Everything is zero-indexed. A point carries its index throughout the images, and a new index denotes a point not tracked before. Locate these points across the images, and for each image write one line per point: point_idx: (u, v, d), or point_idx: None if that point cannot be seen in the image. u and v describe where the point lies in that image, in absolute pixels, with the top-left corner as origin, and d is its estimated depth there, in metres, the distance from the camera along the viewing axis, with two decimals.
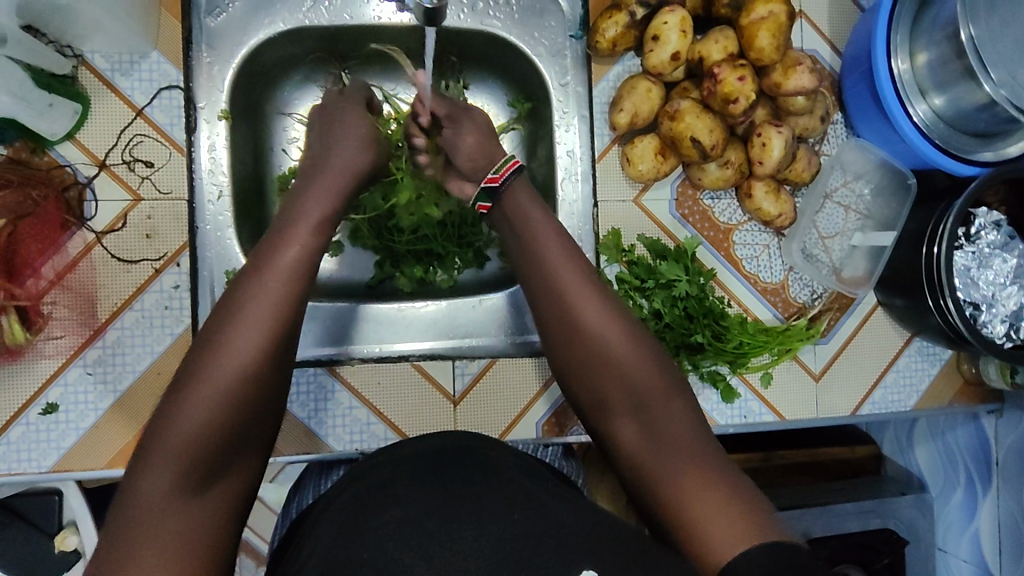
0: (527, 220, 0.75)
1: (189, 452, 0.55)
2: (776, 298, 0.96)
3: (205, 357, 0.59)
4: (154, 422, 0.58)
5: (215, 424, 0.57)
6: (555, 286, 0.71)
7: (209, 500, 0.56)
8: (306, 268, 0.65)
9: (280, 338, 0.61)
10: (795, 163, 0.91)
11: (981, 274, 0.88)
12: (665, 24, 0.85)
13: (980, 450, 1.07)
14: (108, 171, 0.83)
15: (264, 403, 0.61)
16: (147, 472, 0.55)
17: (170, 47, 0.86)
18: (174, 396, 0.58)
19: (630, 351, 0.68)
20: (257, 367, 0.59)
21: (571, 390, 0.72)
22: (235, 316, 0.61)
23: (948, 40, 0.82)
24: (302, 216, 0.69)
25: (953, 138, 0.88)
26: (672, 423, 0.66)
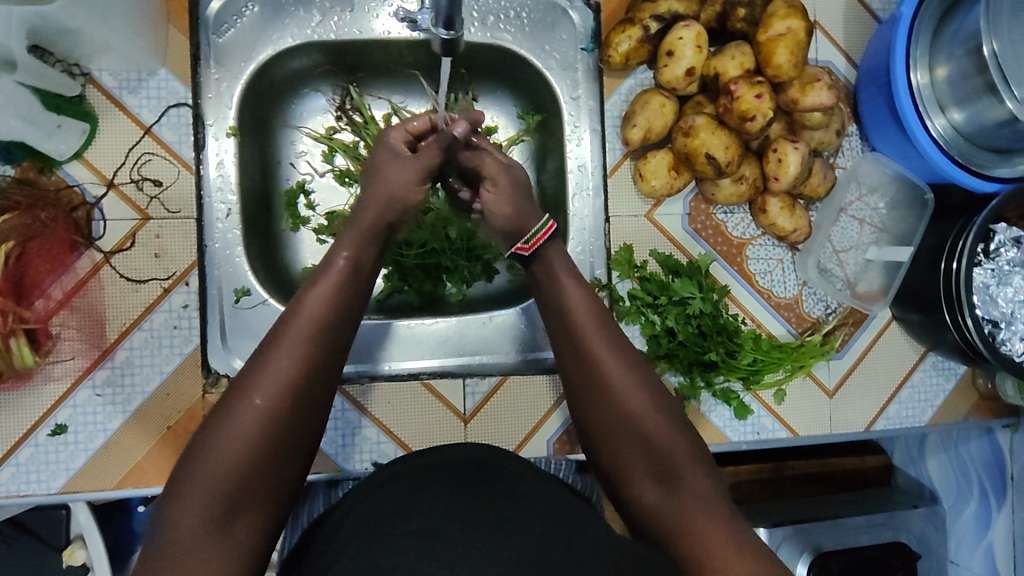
0: (555, 281, 0.75)
1: (217, 482, 0.53)
2: (790, 313, 0.95)
3: (239, 387, 0.58)
4: (184, 457, 0.56)
5: (247, 454, 0.55)
6: (575, 331, 0.71)
7: (236, 535, 0.53)
8: (342, 301, 0.64)
9: (317, 371, 0.60)
10: (811, 178, 0.90)
11: (1001, 290, 0.86)
12: (680, 40, 0.84)
13: (994, 464, 1.10)
14: (116, 190, 0.82)
15: (297, 434, 0.58)
16: (179, 504, 0.53)
17: (179, 65, 0.84)
18: (208, 429, 0.56)
19: (653, 415, 0.67)
20: (289, 403, 0.57)
21: (595, 456, 0.70)
22: (276, 352, 0.59)
23: (970, 55, 0.81)
24: (352, 256, 0.69)
25: (972, 154, 0.87)
26: (698, 492, 0.64)
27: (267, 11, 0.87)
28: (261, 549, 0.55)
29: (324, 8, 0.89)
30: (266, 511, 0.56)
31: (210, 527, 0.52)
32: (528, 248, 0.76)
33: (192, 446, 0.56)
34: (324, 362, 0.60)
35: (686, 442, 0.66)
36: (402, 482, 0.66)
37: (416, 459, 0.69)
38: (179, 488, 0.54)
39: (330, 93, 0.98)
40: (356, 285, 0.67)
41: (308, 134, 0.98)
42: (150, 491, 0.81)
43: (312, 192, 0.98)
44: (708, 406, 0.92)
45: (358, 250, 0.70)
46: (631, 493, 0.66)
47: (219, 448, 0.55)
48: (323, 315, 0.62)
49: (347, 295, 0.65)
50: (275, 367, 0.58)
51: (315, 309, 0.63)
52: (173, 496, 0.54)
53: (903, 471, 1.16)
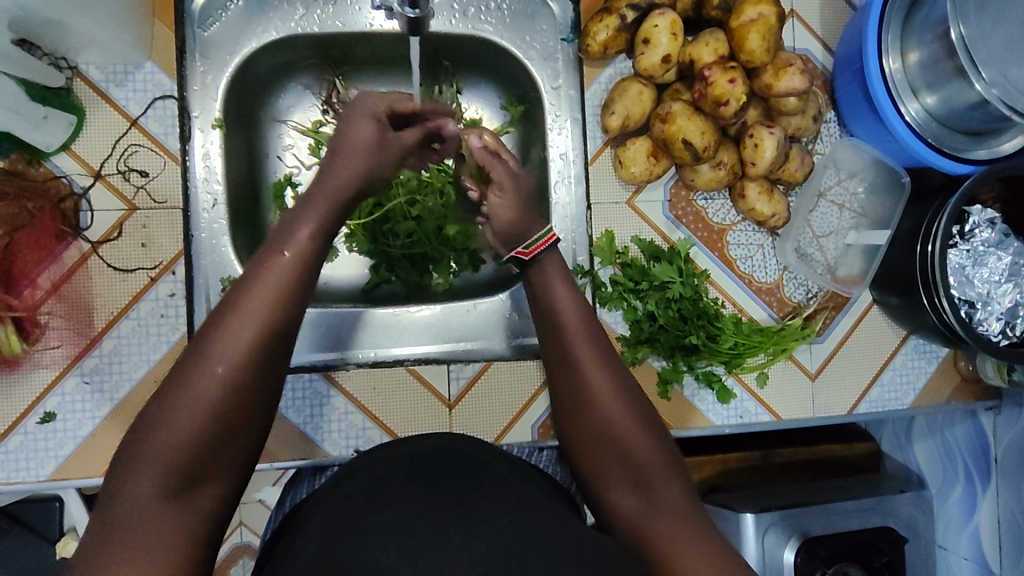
0: (548, 287, 0.75)
1: (173, 452, 0.53)
2: (771, 297, 0.96)
3: (197, 353, 0.56)
4: (140, 423, 0.55)
5: (202, 425, 0.55)
6: (562, 340, 0.71)
7: (195, 505, 0.55)
8: (305, 268, 0.62)
9: (275, 339, 0.58)
10: (789, 163, 0.91)
11: (977, 272, 0.88)
12: (655, 27, 0.85)
13: (979, 447, 1.08)
14: (104, 181, 0.84)
15: (257, 403, 0.58)
16: (137, 475, 0.53)
17: (164, 57, 0.86)
18: (166, 398, 0.55)
19: (632, 426, 0.67)
20: (249, 376, 0.57)
21: (575, 464, 0.71)
22: (233, 320, 0.57)
23: (939, 39, 0.82)
24: (318, 228, 0.64)
25: (946, 137, 0.88)
26: (674, 502, 0.64)
27: (252, 5, 0.89)
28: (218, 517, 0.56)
29: (307, 2, 0.91)
30: (224, 479, 0.57)
31: (168, 499, 0.53)
32: (529, 254, 0.77)
33: (148, 413, 0.56)
34: (283, 333, 0.59)
35: (665, 455, 0.67)
36: (382, 468, 0.67)
37: (397, 445, 0.71)
38: (135, 455, 0.54)
39: (316, 87, 0.99)
40: (318, 253, 0.64)
41: (295, 127, 0.99)
42: None
43: (298, 184, 0.99)
44: (691, 390, 0.93)
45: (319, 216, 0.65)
46: (609, 502, 0.67)
47: (177, 417, 0.54)
48: (284, 283, 0.60)
49: (308, 260, 0.62)
50: (230, 339, 0.56)
51: (269, 274, 0.60)
52: (128, 461, 0.54)
53: (892, 457, 1.18)
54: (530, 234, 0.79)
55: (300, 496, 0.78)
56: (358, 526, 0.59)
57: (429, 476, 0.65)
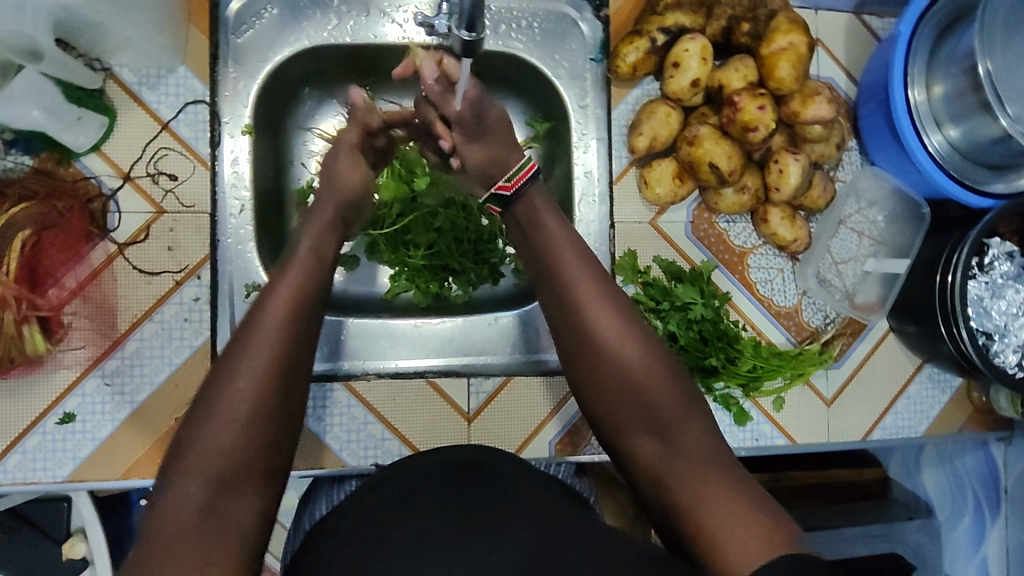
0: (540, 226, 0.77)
1: (211, 464, 0.55)
2: (790, 321, 0.97)
3: (218, 372, 0.59)
4: (177, 447, 0.57)
5: (237, 436, 0.56)
6: (570, 300, 0.72)
7: (231, 519, 0.54)
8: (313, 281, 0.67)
9: (289, 351, 0.61)
10: (811, 189, 0.92)
11: (995, 303, 0.88)
12: (686, 52, 0.86)
13: (989, 477, 1.11)
14: (132, 183, 0.84)
15: (288, 415, 0.60)
16: (175, 491, 0.54)
17: (197, 63, 0.86)
18: (199, 417, 0.58)
19: (652, 375, 0.69)
20: (276, 387, 0.59)
21: (587, 411, 0.72)
22: (250, 335, 0.61)
23: (965, 73, 0.83)
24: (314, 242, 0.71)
25: (968, 170, 0.89)
26: (694, 443, 0.67)
27: (285, 14, 0.89)
28: (258, 531, 0.56)
29: (340, 13, 0.91)
30: (259, 494, 0.57)
31: (206, 512, 0.54)
32: (510, 186, 0.78)
33: (180, 438, 0.58)
34: (300, 348, 0.62)
35: (681, 399, 0.69)
36: (408, 478, 0.67)
37: (421, 457, 0.71)
38: (175, 474, 0.55)
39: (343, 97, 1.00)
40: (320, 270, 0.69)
41: (319, 135, 0.99)
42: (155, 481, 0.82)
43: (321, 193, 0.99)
44: None
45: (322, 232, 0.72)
46: (627, 450, 0.69)
47: (208, 435, 0.56)
48: (289, 304, 0.64)
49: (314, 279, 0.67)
50: (247, 355, 0.59)
51: (279, 296, 0.64)
52: (168, 482, 0.55)
53: (900, 484, 1.15)
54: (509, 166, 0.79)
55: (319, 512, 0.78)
56: (392, 538, 0.59)
57: (457, 487, 0.65)
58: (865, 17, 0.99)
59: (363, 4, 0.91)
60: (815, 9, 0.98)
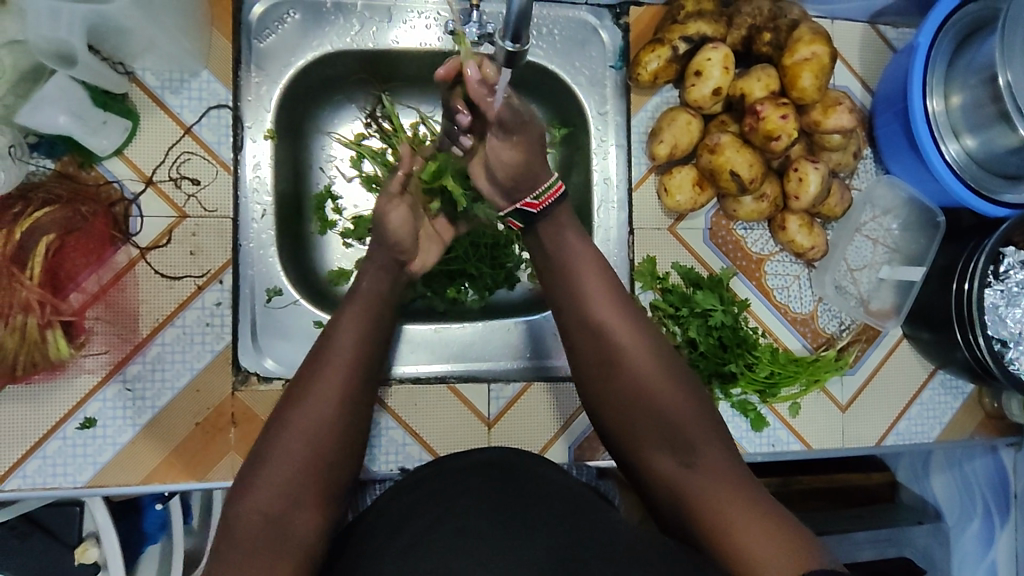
0: (558, 238, 0.77)
1: (285, 472, 0.61)
2: (806, 328, 0.98)
3: (293, 395, 0.66)
4: (253, 456, 0.63)
5: (308, 448, 0.62)
6: (587, 316, 0.73)
7: (298, 525, 0.59)
8: (382, 311, 0.75)
9: (358, 379, 0.68)
10: (830, 198, 0.93)
11: (1010, 311, 0.90)
12: (709, 61, 0.87)
13: (999, 482, 1.12)
14: (155, 188, 0.83)
15: (355, 430, 0.66)
16: (250, 496, 0.60)
17: (220, 67, 0.86)
18: (274, 428, 0.64)
19: (670, 391, 0.70)
20: (346, 405, 0.65)
21: (602, 424, 0.73)
22: (323, 356, 0.68)
23: (984, 84, 0.85)
24: (384, 273, 0.78)
25: (984, 179, 0.90)
26: (710, 459, 0.67)
27: (309, 19, 0.89)
28: (322, 537, 0.61)
29: (363, 18, 0.91)
30: (331, 498, 0.63)
31: (276, 516, 0.59)
32: (537, 205, 0.77)
33: (255, 453, 0.63)
34: (365, 368, 0.69)
35: (699, 416, 0.69)
36: (438, 480, 0.67)
37: (449, 459, 0.71)
38: (252, 479, 0.61)
39: (362, 101, 1.00)
40: (388, 300, 0.77)
41: (338, 139, 0.99)
42: (175, 486, 0.82)
43: (339, 197, 0.99)
44: (726, 417, 0.93)
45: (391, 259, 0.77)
46: (642, 461, 0.69)
47: (284, 450, 0.62)
48: (357, 337, 0.70)
49: (383, 307, 0.75)
50: (321, 380, 0.66)
51: (350, 320, 0.71)
52: (244, 492, 0.61)
53: (908, 488, 1.14)
54: (538, 184, 0.76)
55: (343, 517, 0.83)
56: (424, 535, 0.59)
57: (488, 485, 0.65)
58: (880, 27, 1.01)
59: (385, 10, 0.91)
60: (831, 18, 0.99)
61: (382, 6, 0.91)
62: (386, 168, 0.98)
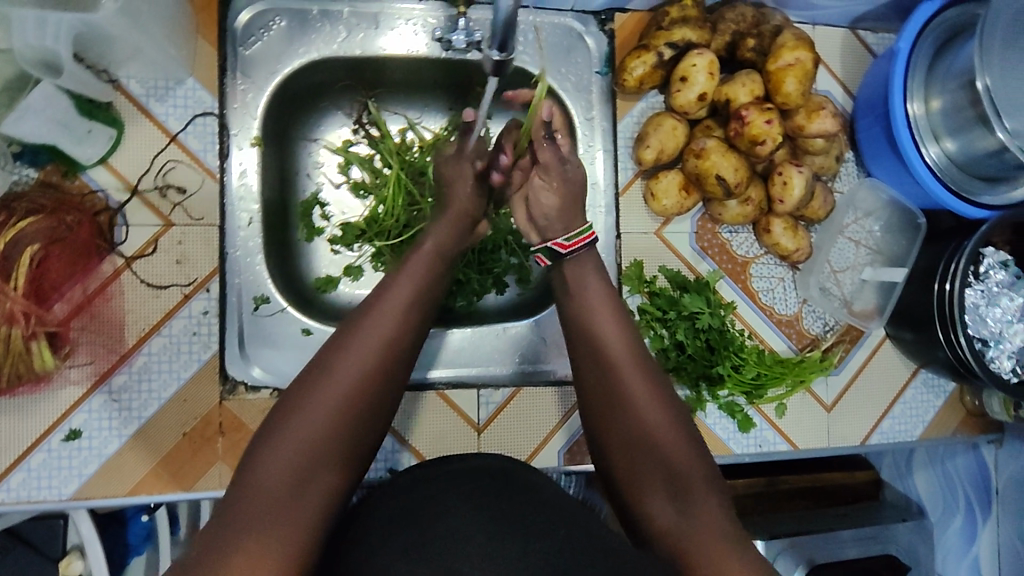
0: (581, 280, 0.78)
1: (307, 434, 0.56)
2: (791, 329, 0.99)
3: (318, 369, 0.60)
4: (277, 412, 0.59)
5: (336, 412, 0.58)
6: (595, 336, 0.73)
7: (313, 493, 0.55)
8: (431, 280, 0.70)
9: (389, 366, 0.62)
10: (813, 201, 0.94)
11: (989, 311, 0.92)
12: (694, 66, 0.88)
13: (981, 479, 1.14)
14: (140, 197, 0.83)
15: (386, 402, 0.62)
16: (268, 454, 0.56)
17: (206, 74, 0.86)
18: (304, 385, 0.60)
19: (674, 437, 0.66)
20: (383, 374, 0.61)
21: (607, 468, 0.69)
22: (368, 320, 0.64)
23: (963, 88, 0.86)
24: (435, 247, 0.74)
25: (962, 181, 0.92)
26: (711, 512, 0.62)
27: (294, 25, 0.89)
28: (336, 509, 0.57)
29: (350, 25, 0.91)
30: (351, 468, 0.58)
31: (293, 478, 0.55)
32: (568, 247, 0.78)
33: (268, 424, 0.59)
34: (408, 342, 0.64)
35: (704, 467, 0.66)
36: (428, 486, 0.67)
37: (437, 465, 0.71)
38: (273, 436, 0.57)
39: (347, 108, 1.00)
40: (439, 271, 0.72)
41: (325, 146, 0.99)
42: (162, 498, 0.81)
43: (326, 204, 0.99)
44: (713, 418, 0.95)
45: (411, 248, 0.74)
46: (642, 511, 0.65)
47: (308, 412, 0.57)
48: (393, 319, 0.64)
49: (431, 277, 0.70)
50: (349, 359, 0.60)
51: (398, 288, 0.67)
52: (250, 464, 0.56)
53: (892, 486, 1.17)
54: (571, 228, 0.80)
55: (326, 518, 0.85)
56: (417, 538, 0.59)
57: (480, 488, 0.64)
58: (861, 32, 1.02)
59: (372, 16, 0.91)
60: (813, 24, 1.00)
61: (368, 13, 0.91)
62: (374, 174, 0.99)
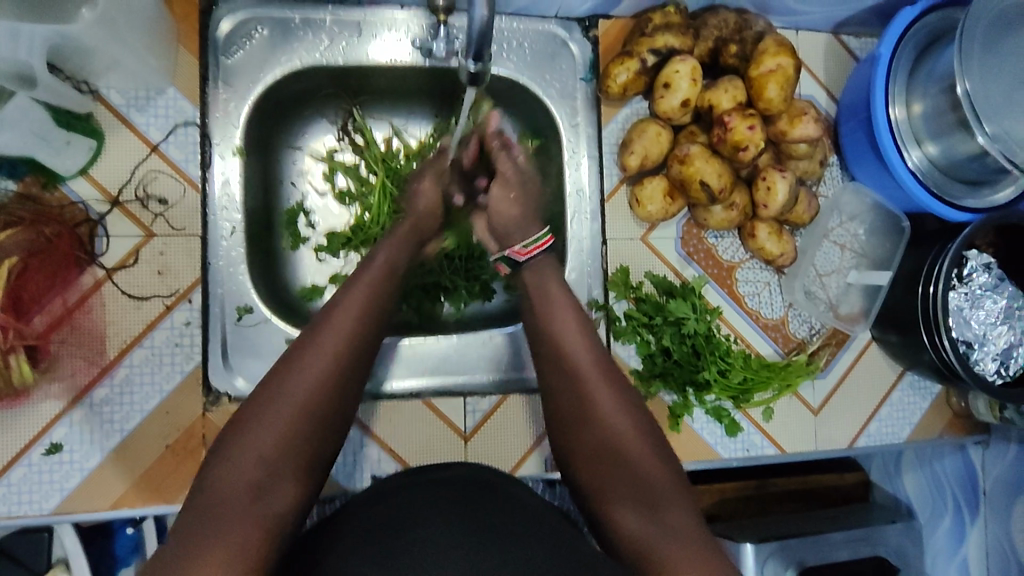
0: (543, 288, 0.77)
1: (262, 445, 0.56)
2: (777, 333, 0.99)
3: (274, 380, 0.60)
4: (232, 425, 0.59)
5: (292, 421, 0.58)
6: (552, 339, 0.73)
7: (269, 502, 0.55)
8: (386, 286, 0.70)
9: (345, 373, 0.62)
10: (797, 205, 0.94)
11: (973, 313, 0.92)
12: (676, 73, 0.88)
13: (968, 480, 1.15)
14: (121, 208, 0.82)
15: (343, 410, 0.62)
16: (224, 467, 0.56)
17: (187, 84, 0.85)
18: (259, 396, 0.59)
19: (637, 445, 0.66)
20: (338, 382, 0.61)
21: (576, 480, 0.69)
22: (323, 327, 0.63)
23: (944, 93, 0.87)
24: (390, 255, 0.74)
25: (945, 185, 0.93)
26: (676, 520, 0.62)
27: (277, 34, 0.89)
28: (293, 518, 0.57)
29: (332, 33, 0.90)
30: (307, 477, 0.59)
31: (249, 489, 0.55)
32: (523, 254, 0.78)
33: (226, 433, 0.58)
34: (362, 349, 0.64)
35: (669, 472, 0.66)
36: (412, 496, 0.66)
37: (420, 474, 0.70)
38: (228, 448, 0.57)
39: (333, 116, 1.00)
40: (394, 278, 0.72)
41: (309, 154, 0.99)
42: (146, 511, 0.80)
43: (311, 212, 0.99)
44: (700, 422, 0.95)
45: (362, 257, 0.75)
46: (610, 521, 0.65)
47: (263, 422, 0.57)
48: (350, 325, 0.64)
49: (386, 283, 0.70)
50: (306, 368, 0.60)
51: (354, 295, 0.67)
52: (207, 478, 0.56)
53: (881, 487, 1.17)
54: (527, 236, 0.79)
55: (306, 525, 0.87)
56: (399, 548, 0.58)
57: (463, 499, 0.64)
58: (843, 37, 1.03)
59: (354, 24, 0.91)
60: (796, 29, 1.01)
61: (351, 21, 0.91)
62: (359, 182, 0.99)
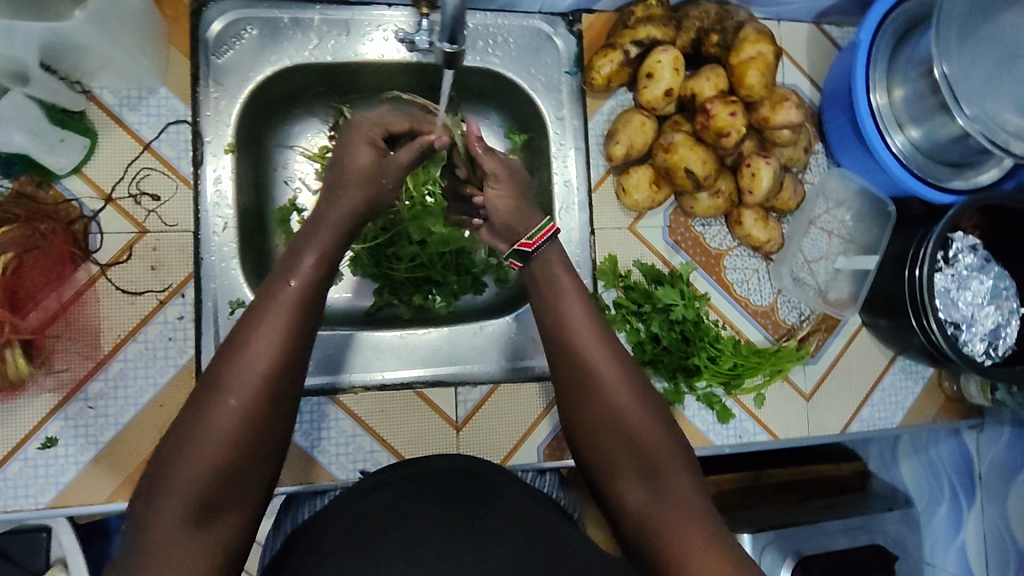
0: (548, 271, 0.74)
1: (193, 479, 0.54)
2: (767, 320, 1.00)
3: (200, 408, 0.57)
4: (162, 457, 0.56)
5: (225, 450, 0.55)
6: (551, 305, 0.71)
7: (212, 533, 0.54)
8: (319, 288, 0.64)
9: (276, 391, 0.58)
10: (783, 191, 0.95)
11: (960, 295, 0.93)
12: (659, 63, 0.89)
13: (964, 463, 1.13)
14: (114, 205, 0.84)
15: (277, 427, 0.58)
16: (156, 507, 0.53)
17: (179, 83, 0.87)
18: (185, 427, 0.56)
19: (642, 418, 0.65)
20: (267, 402, 0.57)
21: (580, 452, 0.68)
22: (247, 346, 0.58)
23: (923, 77, 0.88)
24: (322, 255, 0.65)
25: (931, 169, 0.94)
26: (682, 493, 0.62)
27: (265, 34, 0.90)
28: (240, 542, 0.56)
29: (320, 32, 0.92)
30: (249, 500, 0.57)
31: (187, 526, 0.53)
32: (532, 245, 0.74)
33: (154, 470, 0.56)
34: (294, 362, 0.59)
35: (673, 446, 0.65)
36: (399, 483, 0.67)
37: (408, 464, 0.71)
38: (158, 485, 0.54)
39: (323, 114, 1.01)
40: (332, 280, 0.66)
41: (302, 152, 1.01)
42: None
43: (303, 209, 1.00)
44: (692, 410, 0.95)
45: (323, 247, 0.66)
46: (614, 492, 0.65)
47: (192, 457, 0.54)
48: (277, 344, 0.58)
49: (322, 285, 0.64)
50: (231, 393, 0.56)
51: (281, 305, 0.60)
52: (138, 516, 0.54)
53: (879, 477, 1.18)
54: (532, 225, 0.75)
55: (302, 515, 0.80)
56: (383, 527, 0.59)
57: (450, 483, 0.65)
58: (825, 27, 1.04)
59: (342, 23, 0.93)
60: (778, 20, 1.02)
61: (340, 21, 0.93)
62: None
